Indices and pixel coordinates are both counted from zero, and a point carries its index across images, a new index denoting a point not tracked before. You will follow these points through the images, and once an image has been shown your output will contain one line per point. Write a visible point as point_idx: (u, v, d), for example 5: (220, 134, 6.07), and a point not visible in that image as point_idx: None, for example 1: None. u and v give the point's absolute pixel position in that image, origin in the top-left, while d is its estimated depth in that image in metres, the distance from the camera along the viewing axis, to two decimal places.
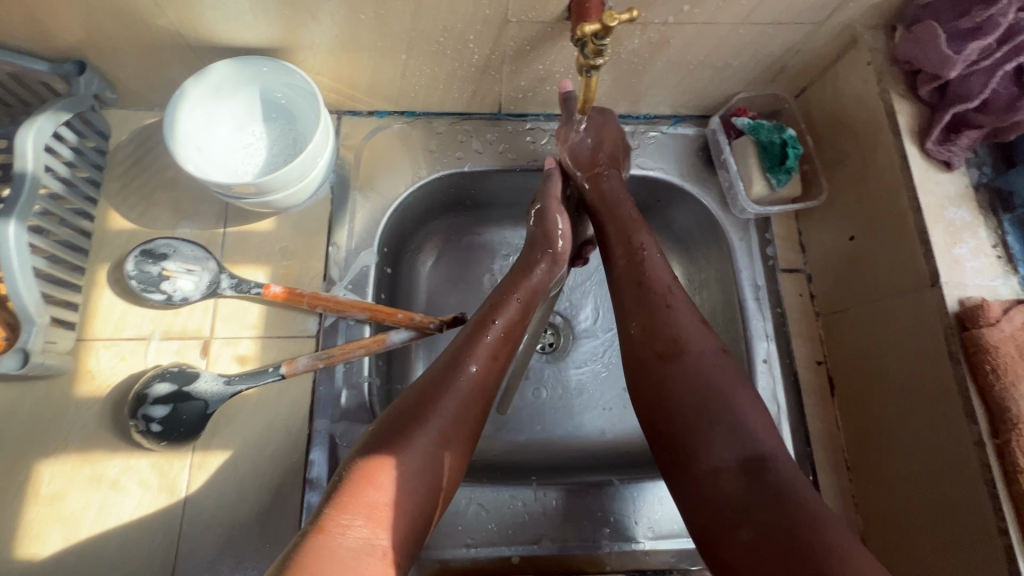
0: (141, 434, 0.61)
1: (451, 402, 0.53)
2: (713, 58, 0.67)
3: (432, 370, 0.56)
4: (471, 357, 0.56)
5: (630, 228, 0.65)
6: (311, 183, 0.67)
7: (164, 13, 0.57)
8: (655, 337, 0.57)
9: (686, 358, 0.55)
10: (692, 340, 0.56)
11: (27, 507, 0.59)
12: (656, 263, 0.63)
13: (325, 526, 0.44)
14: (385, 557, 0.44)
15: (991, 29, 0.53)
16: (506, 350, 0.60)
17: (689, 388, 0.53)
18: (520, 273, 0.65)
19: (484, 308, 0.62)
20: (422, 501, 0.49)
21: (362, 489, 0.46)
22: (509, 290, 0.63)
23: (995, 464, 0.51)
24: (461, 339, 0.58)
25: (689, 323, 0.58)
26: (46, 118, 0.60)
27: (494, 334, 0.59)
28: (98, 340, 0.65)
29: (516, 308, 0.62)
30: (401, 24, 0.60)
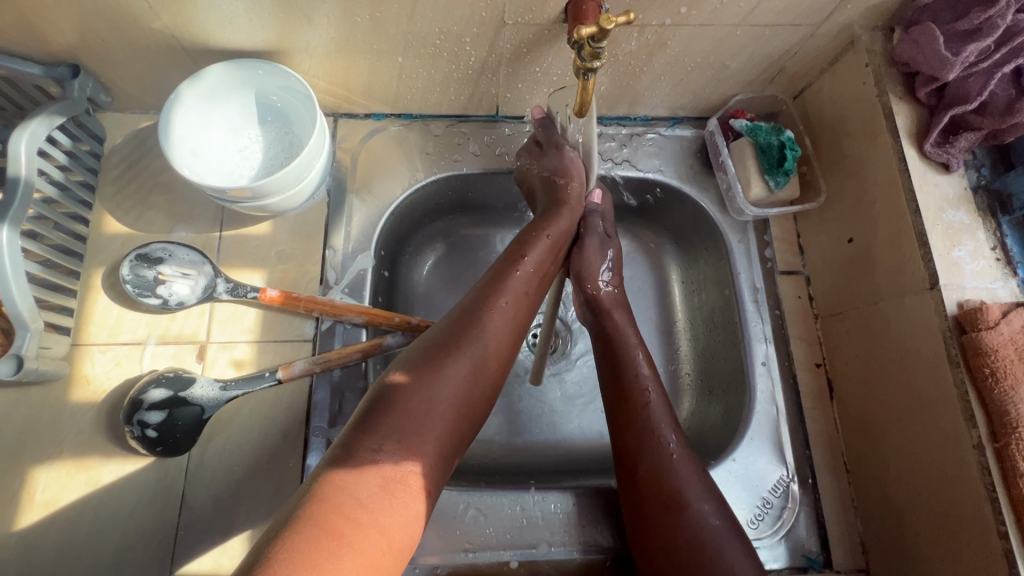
0: (136, 440, 0.60)
1: (482, 334, 0.55)
2: (711, 60, 0.66)
3: (463, 305, 0.58)
4: (501, 291, 0.59)
5: (631, 368, 0.63)
6: (307, 186, 0.67)
7: (158, 16, 0.57)
8: (655, 485, 0.55)
9: (684, 515, 0.53)
10: (686, 487, 0.55)
11: (21, 514, 0.59)
12: (658, 407, 0.60)
13: (355, 453, 0.46)
14: (416, 485, 0.47)
15: (990, 30, 0.53)
16: (535, 285, 0.62)
17: (681, 541, 0.52)
18: (548, 214, 0.68)
19: (513, 246, 0.64)
20: (454, 428, 0.51)
21: (393, 419, 0.48)
22: (541, 228, 0.66)
23: (995, 467, 0.51)
24: (490, 276, 0.60)
25: (686, 472, 0.56)
26: (39, 122, 0.59)
27: (523, 270, 0.61)
28: (93, 345, 0.64)
29: (546, 245, 0.65)
30: (397, 26, 0.59)
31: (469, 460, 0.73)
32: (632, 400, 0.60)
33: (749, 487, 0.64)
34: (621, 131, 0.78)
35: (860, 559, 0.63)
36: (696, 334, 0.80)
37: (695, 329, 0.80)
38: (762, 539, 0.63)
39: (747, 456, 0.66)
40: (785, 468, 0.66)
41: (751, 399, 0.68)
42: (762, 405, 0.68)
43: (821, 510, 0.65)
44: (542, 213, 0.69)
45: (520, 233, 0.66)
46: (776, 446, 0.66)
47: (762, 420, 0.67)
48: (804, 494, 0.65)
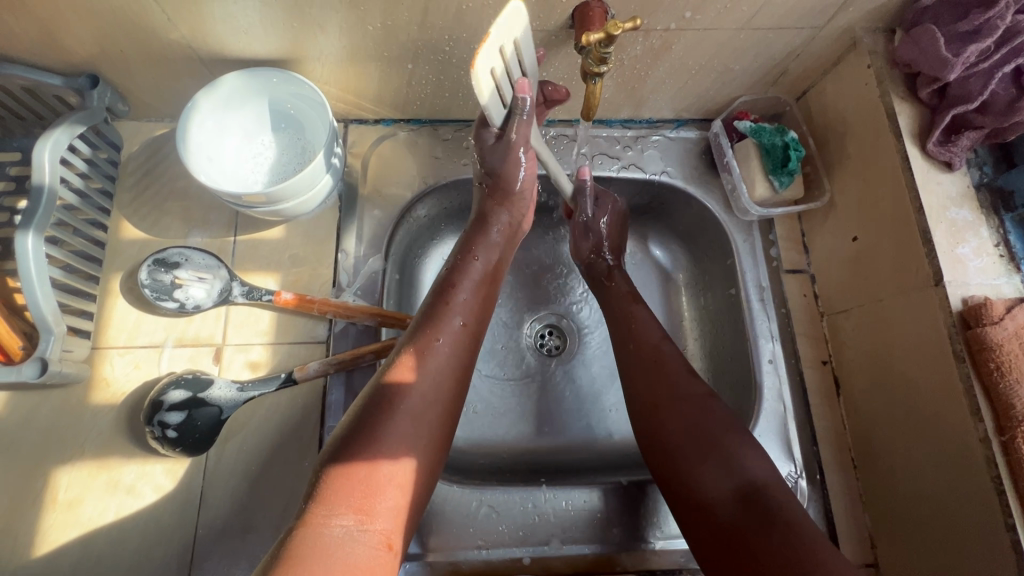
0: (157, 440, 0.61)
1: (421, 376, 0.54)
2: (716, 62, 0.68)
3: (399, 349, 0.56)
4: (435, 330, 0.57)
5: (621, 304, 0.71)
6: (319, 192, 0.68)
7: (176, 27, 0.59)
8: (652, 389, 0.61)
9: (676, 408, 0.58)
10: (684, 388, 0.60)
11: (44, 514, 0.60)
12: (645, 320, 0.68)
13: (310, 521, 0.44)
14: (376, 542, 0.45)
15: (990, 31, 0.54)
16: (473, 315, 0.61)
17: (684, 429, 0.57)
18: (479, 229, 0.68)
19: (446, 274, 0.63)
20: (413, 477, 0.50)
21: (341, 479, 0.46)
22: (469, 251, 0.66)
23: (1001, 460, 0.51)
24: (425, 314, 0.59)
25: (680, 373, 0.61)
26: (62, 132, 0.61)
27: (456, 304, 0.60)
28: (113, 348, 0.66)
29: (479, 271, 0.64)
30: (408, 34, 0.61)
31: (480, 459, 0.74)
32: (623, 324, 0.69)
33: None
34: (626, 134, 0.80)
35: (870, 555, 0.64)
36: (703, 332, 0.81)
37: (702, 328, 0.81)
38: None
39: None
40: (793, 465, 0.66)
41: (758, 396, 0.69)
42: (770, 402, 0.69)
43: (830, 507, 0.66)
44: (472, 233, 0.68)
45: (451, 260, 0.65)
46: (784, 443, 0.67)
47: (769, 417, 0.68)
48: (812, 490, 0.66)
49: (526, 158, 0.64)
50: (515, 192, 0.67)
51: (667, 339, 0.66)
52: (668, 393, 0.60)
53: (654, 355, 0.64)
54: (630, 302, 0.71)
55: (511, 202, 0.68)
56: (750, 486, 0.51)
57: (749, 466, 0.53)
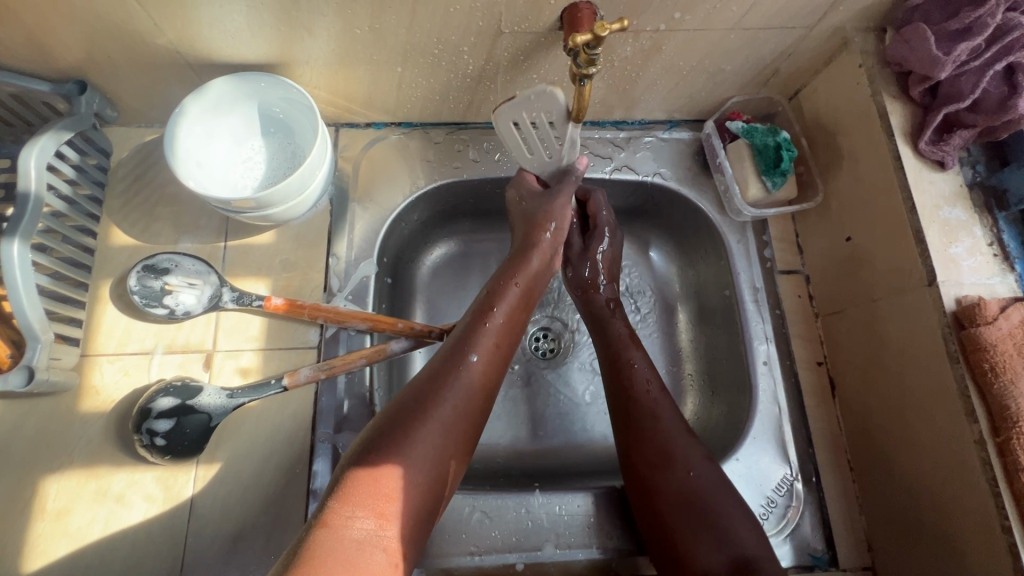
0: (146, 448, 0.61)
1: (452, 392, 0.53)
2: (706, 63, 0.67)
3: (432, 363, 0.56)
4: (471, 347, 0.57)
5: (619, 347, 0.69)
6: (309, 196, 0.68)
7: (162, 32, 0.58)
8: (646, 444, 0.59)
9: (675, 473, 0.57)
10: (681, 454, 0.58)
11: (33, 523, 0.60)
12: (642, 372, 0.65)
13: (329, 521, 0.44)
14: (389, 549, 0.45)
15: (981, 29, 0.54)
16: (508, 338, 0.61)
17: (677, 500, 0.55)
18: (519, 257, 0.67)
19: (483, 296, 0.63)
20: (431, 490, 0.49)
21: (363, 481, 0.46)
22: (509, 276, 0.65)
23: (997, 462, 0.51)
24: (461, 331, 0.59)
25: (676, 433, 0.60)
26: (49, 138, 0.61)
27: (493, 324, 0.60)
28: (102, 355, 0.65)
29: (516, 294, 0.63)
30: (396, 37, 0.60)
31: (474, 463, 0.73)
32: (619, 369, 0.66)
33: (753, 487, 0.65)
34: (618, 135, 0.79)
35: (867, 557, 0.63)
36: (698, 334, 0.81)
37: (696, 329, 0.81)
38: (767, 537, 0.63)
39: (750, 455, 0.66)
40: (788, 467, 0.66)
41: (752, 398, 0.69)
42: (764, 404, 0.68)
43: (826, 508, 0.65)
44: (512, 260, 0.67)
45: (490, 282, 0.65)
46: (779, 445, 0.67)
47: (763, 419, 0.68)
48: (807, 492, 0.66)
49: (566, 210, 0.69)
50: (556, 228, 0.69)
51: (663, 395, 0.63)
52: (663, 453, 0.58)
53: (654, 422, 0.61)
54: (627, 346, 0.69)
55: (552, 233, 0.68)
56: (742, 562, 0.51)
57: (745, 545, 0.52)
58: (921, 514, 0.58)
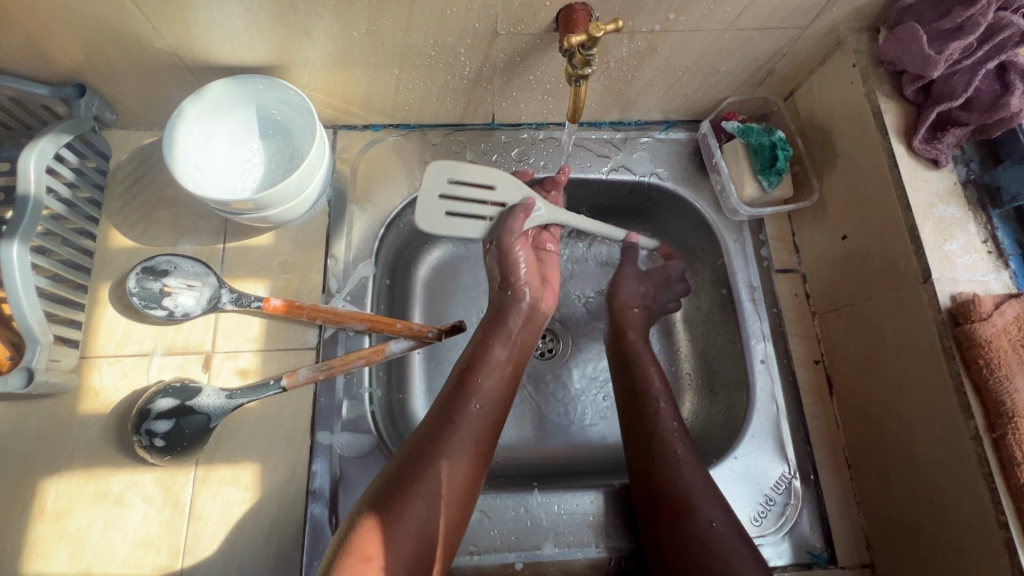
0: (145, 449, 0.61)
1: (438, 462, 0.56)
2: (702, 64, 0.68)
3: (422, 429, 0.59)
4: (458, 414, 0.60)
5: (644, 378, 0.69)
6: (307, 198, 0.68)
7: (161, 35, 0.59)
8: (665, 494, 0.59)
9: (694, 519, 0.56)
10: (698, 499, 0.58)
11: (33, 525, 0.60)
12: (669, 416, 0.65)
13: None
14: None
15: (972, 28, 0.54)
16: (494, 405, 0.62)
17: (695, 552, 0.54)
18: (496, 321, 0.69)
19: (466, 360, 0.65)
20: (419, 559, 0.52)
21: (353, 556, 0.49)
22: (490, 341, 0.67)
23: (993, 458, 0.51)
24: (445, 398, 0.62)
25: (694, 477, 0.59)
26: (48, 141, 0.61)
27: (480, 388, 0.62)
28: (101, 357, 0.66)
29: (501, 359, 0.66)
30: (393, 39, 0.61)
31: None
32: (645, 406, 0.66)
33: (752, 485, 0.65)
34: (615, 136, 0.80)
35: (865, 555, 0.63)
36: (695, 332, 0.81)
37: (693, 328, 0.81)
38: (766, 536, 0.63)
39: (749, 453, 0.66)
40: (786, 465, 0.66)
41: (750, 396, 0.69)
42: (762, 402, 0.68)
43: (823, 505, 0.65)
44: (490, 324, 0.69)
45: (472, 347, 0.67)
46: (777, 443, 0.67)
47: (761, 417, 0.68)
48: (806, 490, 0.66)
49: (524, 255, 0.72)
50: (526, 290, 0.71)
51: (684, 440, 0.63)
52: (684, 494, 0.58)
53: (675, 469, 0.60)
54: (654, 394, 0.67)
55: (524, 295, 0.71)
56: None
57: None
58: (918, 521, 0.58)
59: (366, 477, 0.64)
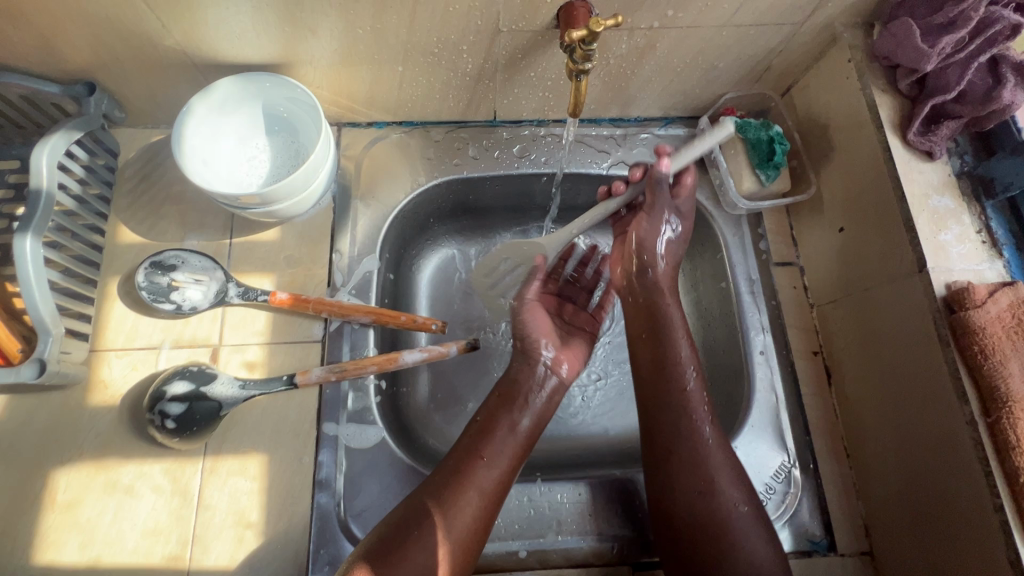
0: (156, 428, 0.63)
1: (439, 526, 0.55)
2: (700, 60, 0.69)
3: (420, 501, 0.57)
4: (458, 492, 0.57)
5: (670, 343, 0.66)
6: (313, 193, 0.69)
7: (170, 33, 0.60)
8: (687, 477, 0.59)
9: (714, 494, 0.58)
10: (719, 481, 0.59)
11: (44, 515, 0.61)
12: (698, 398, 0.63)
13: None
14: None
15: (965, 22, 0.55)
16: (506, 464, 0.61)
17: (712, 535, 0.56)
18: (511, 388, 0.67)
19: (478, 430, 0.63)
20: None
21: None
22: (505, 397, 0.66)
23: (988, 442, 0.52)
24: (453, 469, 0.59)
25: (717, 457, 0.60)
26: (59, 137, 0.62)
27: (486, 463, 0.60)
28: (110, 350, 0.67)
29: (517, 429, 0.64)
30: (397, 36, 0.62)
31: None
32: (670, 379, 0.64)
33: (753, 474, 0.66)
34: (615, 132, 0.81)
35: (864, 541, 0.64)
36: (694, 325, 0.82)
37: (694, 322, 0.82)
38: None
39: (749, 443, 0.67)
40: (786, 454, 0.67)
41: (750, 387, 0.70)
42: (762, 393, 0.69)
43: (823, 493, 0.66)
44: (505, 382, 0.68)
45: (488, 404, 0.66)
46: (776, 432, 0.68)
47: (761, 407, 0.69)
48: (805, 478, 0.67)
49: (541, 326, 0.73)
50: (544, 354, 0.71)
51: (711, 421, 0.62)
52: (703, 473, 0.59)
53: (700, 452, 0.60)
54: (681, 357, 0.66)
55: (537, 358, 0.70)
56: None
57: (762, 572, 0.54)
58: (917, 512, 0.59)
59: (371, 467, 0.65)
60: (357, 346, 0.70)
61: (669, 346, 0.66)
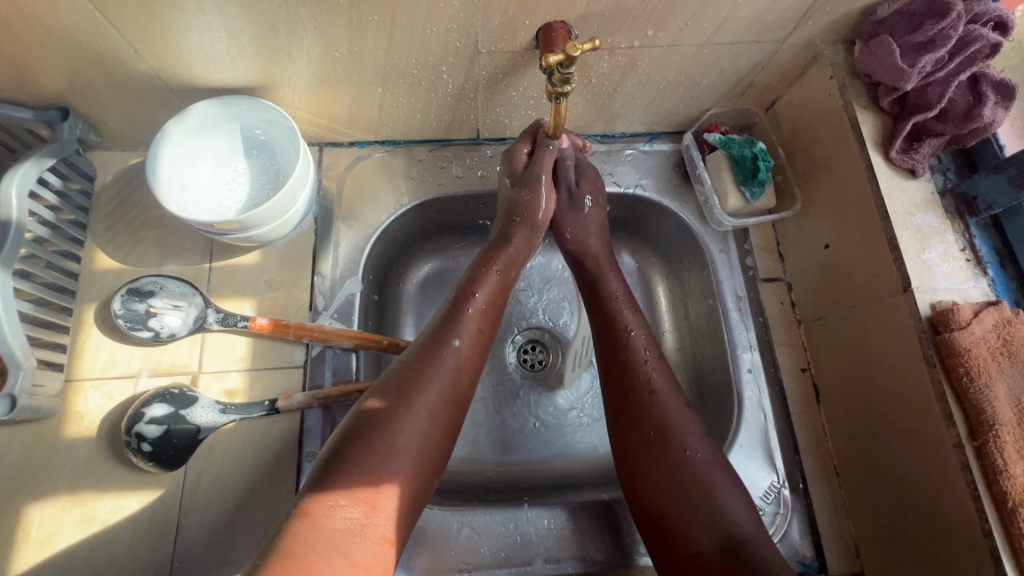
0: (132, 452, 0.61)
1: (438, 373, 0.56)
2: (683, 77, 0.68)
3: (418, 346, 0.58)
4: (455, 330, 0.60)
5: (614, 310, 0.67)
6: (293, 216, 0.68)
7: (143, 59, 0.59)
8: (641, 423, 0.59)
9: (671, 447, 0.57)
10: (676, 426, 0.58)
11: (17, 552, 0.59)
12: (641, 343, 0.64)
13: (310, 511, 0.46)
14: (377, 536, 0.47)
15: (943, 42, 0.55)
16: (489, 319, 0.63)
17: (673, 476, 0.55)
18: (499, 244, 0.70)
19: (464, 282, 0.65)
20: (419, 471, 0.52)
21: (346, 471, 0.48)
22: (489, 261, 0.68)
23: (975, 465, 0.51)
24: (444, 314, 0.61)
25: (672, 408, 0.59)
26: (30, 165, 0.61)
27: (475, 306, 0.62)
28: (86, 380, 0.65)
29: (497, 280, 0.66)
30: (375, 59, 0.61)
31: (465, 479, 0.73)
32: (617, 336, 0.65)
33: None
34: (599, 149, 0.80)
35: (855, 563, 0.63)
36: (683, 341, 0.82)
37: (682, 338, 0.82)
38: None
39: (738, 463, 0.66)
40: (775, 474, 0.66)
41: (738, 406, 0.69)
42: (750, 411, 0.69)
43: (813, 515, 0.65)
44: (491, 245, 0.70)
45: (471, 269, 0.67)
46: (765, 452, 0.67)
47: (749, 427, 0.68)
48: (795, 499, 0.66)
49: (546, 189, 0.72)
50: (537, 221, 0.71)
51: (660, 363, 0.63)
52: (658, 423, 0.58)
53: (647, 398, 0.60)
54: (623, 308, 0.68)
55: (531, 226, 0.71)
56: (733, 540, 0.51)
57: (736, 519, 0.52)
58: (909, 526, 0.58)
59: None
60: (338, 369, 0.69)
61: (611, 312, 0.67)
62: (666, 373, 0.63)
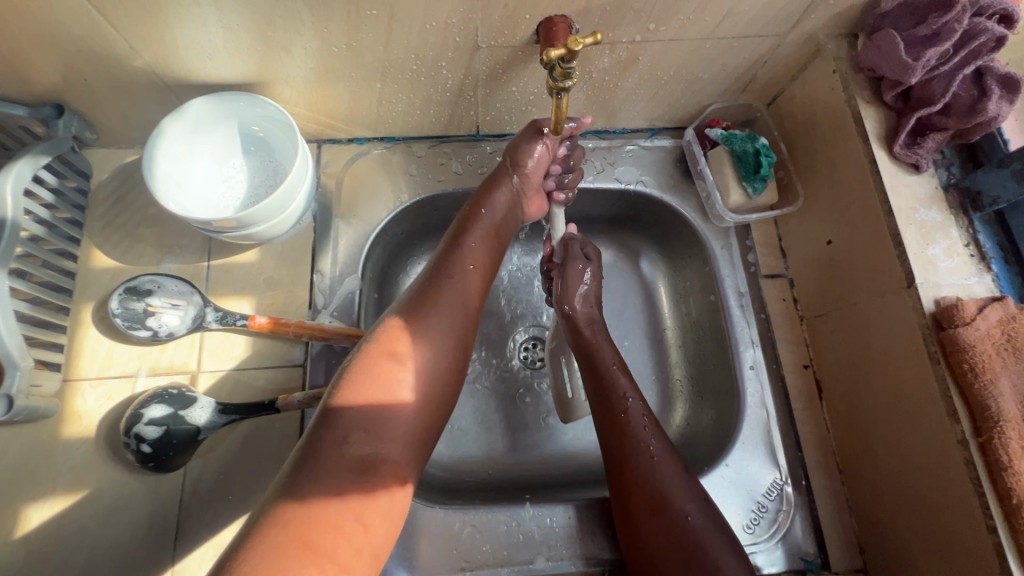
0: (131, 453, 0.61)
1: (435, 309, 0.57)
2: (684, 72, 0.68)
3: (415, 287, 0.60)
4: (450, 270, 0.61)
5: (611, 378, 0.66)
6: (292, 214, 0.68)
7: (138, 54, 0.58)
8: (640, 490, 0.58)
9: (671, 515, 0.56)
10: (673, 495, 0.57)
11: (15, 553, 0.59)
12: (638, 410, 0.64)
13: (320, 449, 0.47)
14: (387, 472, 0.49)
15: (948, 35, 0.54)
16: (483, 260, 0.64)
17: (675, 548, 0.55)
18: (487, 188, 0.69)
19: (457, 224, 0.66)
20: (423, 407, 0.54)
21: (352, 408, 0.50)
22: (480, 203, 0.67)
23: (979, 461, 0.51)
24: (440, 255, 0.63)
25: (669, 472, 0.59)
26: (25, 163, 0.60)
27: (470, 248, 0.64)
28: (85, 380, 0.65)
29: (489, 223, 0.67)
30: (374, 54, 0.61)
31: (467, 478, 0.73)
32: (612, 403, 0.64)
33: (741, 493, 0.65)
34: (600, 144, 0.79)
35: (858, 559, 0.63)
36: (684, 337, 0.81)
37: (684, 336, 0.81)
38: (758, 544, 0.63)
39: (739, 461, 0.66)
40: (778, 471, 0.66)
41: (740, 403, 0.69)
42: (752, 409, 0.68)
43: (816, 513, 0.65)
44: (482, 189, 0.69)
45: (464, 212, 0.67)
46: (767, 449, 0.67)
47: (751, 425, 0.68)
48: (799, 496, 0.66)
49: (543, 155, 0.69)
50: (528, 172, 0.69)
51: (656, 430, 0.63)
52: (655, 489, 0.58)
53: (647, 465, 0.59)
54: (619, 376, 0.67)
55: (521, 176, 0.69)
56: None
57: None
58: (914, 510, 0.57)
59: None
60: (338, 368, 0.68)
61: (608, 380, 0.66)
62: (663, 440, 0.62)
